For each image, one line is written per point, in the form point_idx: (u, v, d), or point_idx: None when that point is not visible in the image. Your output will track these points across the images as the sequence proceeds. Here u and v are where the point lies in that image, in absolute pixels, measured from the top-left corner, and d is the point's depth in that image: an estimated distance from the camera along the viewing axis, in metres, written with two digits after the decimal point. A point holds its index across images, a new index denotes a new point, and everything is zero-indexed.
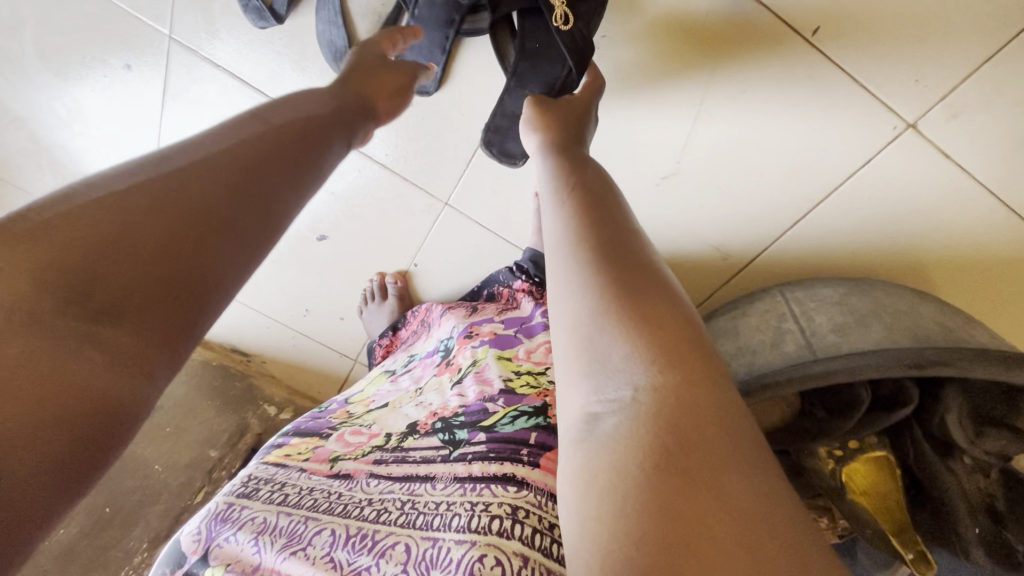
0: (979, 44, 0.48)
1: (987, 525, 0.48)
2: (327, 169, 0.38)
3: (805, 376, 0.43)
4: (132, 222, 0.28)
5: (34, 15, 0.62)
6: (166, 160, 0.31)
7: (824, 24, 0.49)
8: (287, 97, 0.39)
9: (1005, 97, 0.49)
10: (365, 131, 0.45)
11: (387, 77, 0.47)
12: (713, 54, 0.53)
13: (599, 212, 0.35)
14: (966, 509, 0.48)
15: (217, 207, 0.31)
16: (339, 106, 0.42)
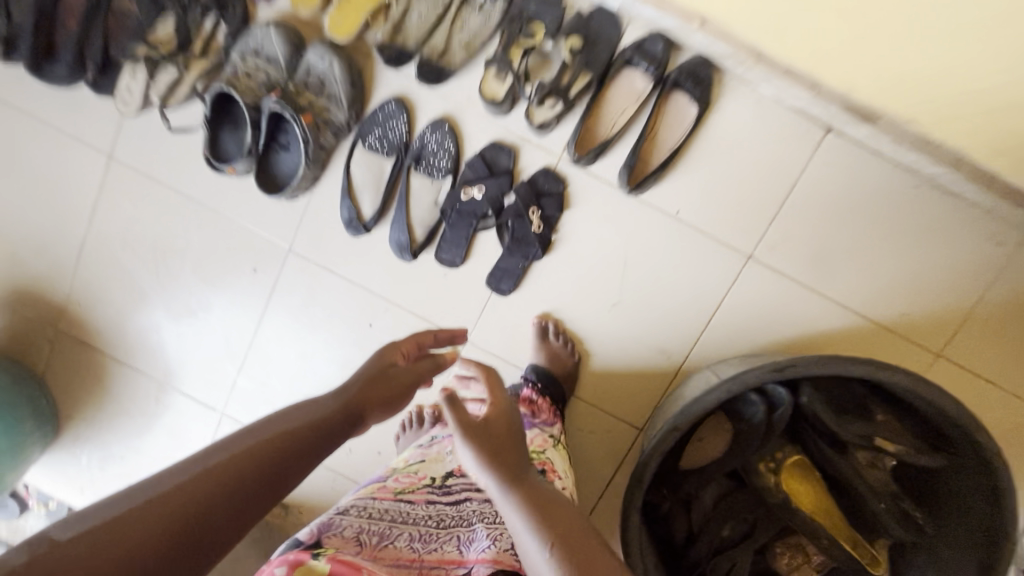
0: (767, 211, 0.86)
1: (887, 498, 0.68)
2: (305, 474, 0.44)
3: (717, 387, 0.66)
4: (123, 532, 0.34)
5: (200, 244, 0.97)
6: (187, 464, 0.39)
7: (682, 209, 0.88)
8: (304, 401, 0.47)
9: (791, 236, 0.86)
10: (365, 426, 0.50)
11: (403, 374, 0.52)
12: (627, 230, 0.90)
13: (572, 538, 0.45)
14: (868, 487, 0.68)
15: (203, 517, 0.37)
16: (345, 406, 0.48)
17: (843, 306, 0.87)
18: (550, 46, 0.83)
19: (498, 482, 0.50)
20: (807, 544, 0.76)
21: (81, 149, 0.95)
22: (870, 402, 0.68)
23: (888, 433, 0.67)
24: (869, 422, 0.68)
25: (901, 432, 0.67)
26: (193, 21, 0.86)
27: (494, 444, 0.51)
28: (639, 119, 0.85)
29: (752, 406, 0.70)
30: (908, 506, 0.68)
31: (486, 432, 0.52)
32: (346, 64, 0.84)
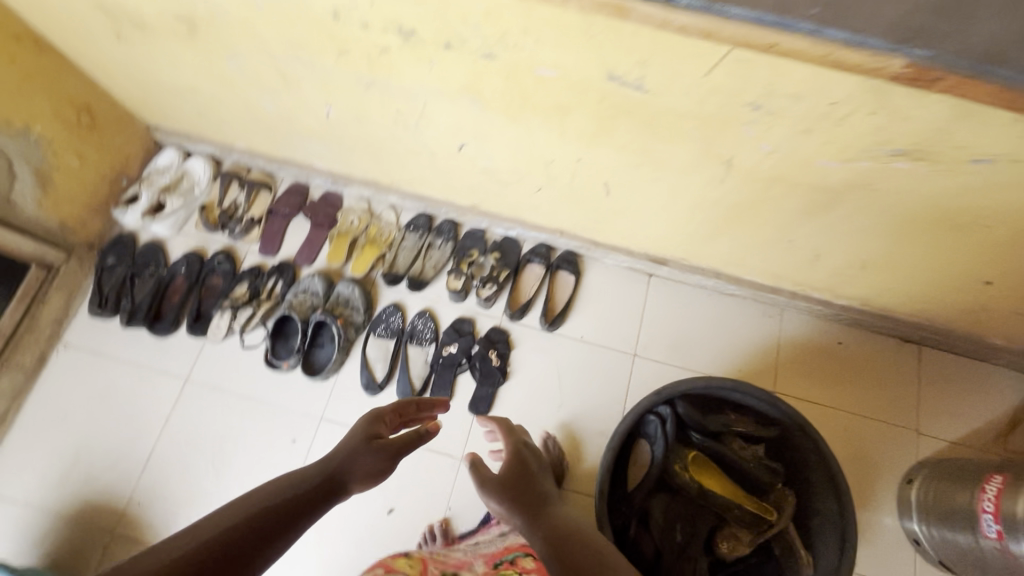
0: (632, 325, 1.39)
1: (752, 462, 1.08)
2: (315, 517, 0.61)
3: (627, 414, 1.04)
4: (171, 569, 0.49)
5: (251, 429, 1.29)
6: (216, 520, 0.54)
7: (584, 334, 1.38)
8: (320, 464, 0.67)
9: (652, 337, 1.39)
10: (365, 481, 0.70)
11: (398, 441, 0.74)
12: (554, 354, 1.36)
13: None
14: (739, 459, 1.07)
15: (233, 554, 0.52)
16: (345, 462, 0.69)
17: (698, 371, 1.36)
18: (482, 259, 1.41)
19: (524, 515, 0.74)
20: (733, 526, 1.05)
21: (162, 377, 1.32)
22: (716, 405, 1.11)
23: (733, 420, 1.09)
24: (721, 417, 1.10)
25: (740, 418, 1.09)
26: (261, 283, 1.39)
27: None
28: (543, 288, 1.41)
29: (655, 425, 1.08)
30: (765, 464, 1.08)
31: (513, 480, 0.80)
32: (362, 288, 1.37)
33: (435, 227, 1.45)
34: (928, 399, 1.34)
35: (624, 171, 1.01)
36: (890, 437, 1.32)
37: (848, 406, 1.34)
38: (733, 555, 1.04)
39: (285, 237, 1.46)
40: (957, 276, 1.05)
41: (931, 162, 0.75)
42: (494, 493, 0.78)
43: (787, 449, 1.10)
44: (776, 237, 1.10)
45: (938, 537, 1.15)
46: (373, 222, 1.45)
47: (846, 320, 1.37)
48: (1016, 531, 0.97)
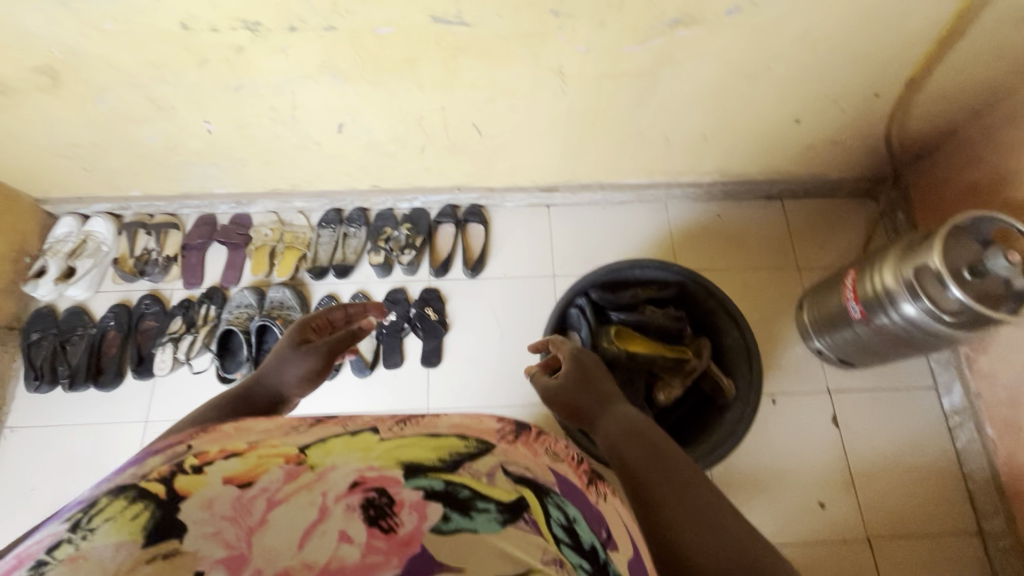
0: (545, 251, 1.55)
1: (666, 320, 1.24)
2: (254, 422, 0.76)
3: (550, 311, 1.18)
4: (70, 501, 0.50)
5: None
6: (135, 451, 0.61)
7: (506, 271, 1.52)
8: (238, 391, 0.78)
9: (564, 256, 1.55)
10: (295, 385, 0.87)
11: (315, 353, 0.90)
12: (484, 296, 1.49)
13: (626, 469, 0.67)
14: (654, 320, 1.24)
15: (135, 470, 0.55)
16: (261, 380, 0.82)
17: None
18: (396, 233, 1.52)
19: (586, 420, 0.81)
20: (665, 377, 1.23)
21: (122, 427, 1.35)
22: (624, 284, 1.27)
23: (640, 290, 1.25)
24: (630, 292, 1.26)
25: (646, 287, 1.26)
26: (195, 313, 1.44)
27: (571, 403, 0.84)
28: (458, 243, 1.54)
29: (577, 315, 1.24)
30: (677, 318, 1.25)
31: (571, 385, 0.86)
32: (293, 288, 1.46)
33: (346, 218, 1.55)
34: (800, 239, 1.58)
35: (485, 108, 1.17)
36: (780, 279, 1.54)
37: (741, 264, 1.55)
38: (671, 399, 1.21)
39: (206, 267, 1.52)
40: (774, 123, 1.27)
41: (701, 24, 0.95)
42: (563, 399, 0.86)
43: (693, 304, 1.29)
44: (629, 133, 1.29)
45: (832, 343, 1.38)
46: (287, 230, 1.54)
47: (718, 195, 1.59)
48: (871, 305, 1.20)
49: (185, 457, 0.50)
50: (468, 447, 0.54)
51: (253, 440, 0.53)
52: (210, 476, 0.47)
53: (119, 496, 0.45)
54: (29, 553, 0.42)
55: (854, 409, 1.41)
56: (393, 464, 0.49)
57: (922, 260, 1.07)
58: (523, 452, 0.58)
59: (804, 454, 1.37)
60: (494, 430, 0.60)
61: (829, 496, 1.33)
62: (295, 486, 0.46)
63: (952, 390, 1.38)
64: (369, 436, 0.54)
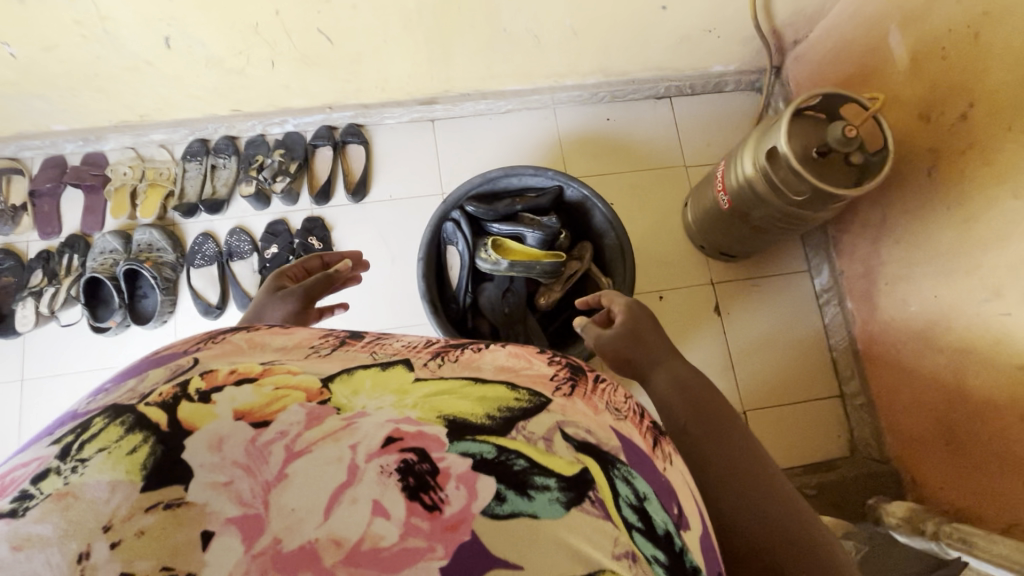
0: (432, 170, 1.50)
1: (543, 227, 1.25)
2: None
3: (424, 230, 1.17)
4: None
5: None
6: None
7: (392, 193, 1.47)
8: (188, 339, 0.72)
9: (452, 174, 1.51)
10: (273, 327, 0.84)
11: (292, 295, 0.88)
12: (373, 221, 1.45)
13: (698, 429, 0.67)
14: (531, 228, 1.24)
15: None
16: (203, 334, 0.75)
17: None
18: (269, 161, 1.43)
19: (639, 369, 0.79)
20: (547, 283, 1.26)
21: None
22: (503, 195, 1.26)
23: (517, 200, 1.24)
24: (508, 201, 1.25)
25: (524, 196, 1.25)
26: (57, 265, 1.34)
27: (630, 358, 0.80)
28: (338, 167, 1.47)
29: (454, 228, 1.24)
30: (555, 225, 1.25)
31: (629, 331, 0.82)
32: (161, 229, 1.37)
33: (212, 149, 1.44)
34: (688, 137, 1.58)
35: (324, 10, 1.07)
36: (668, 179, 1.55)
37: (630, 167, 1.55)
38: (552, 304, 1.25)
39: (64, 216, 1.40)
40: (641, 11, 1.22)
41: None
42: (612, 349, 0.83)
43: (575, 206, 1.30)
44: (492, 32, 1.22)
45: (708, 237, 1.43)
46: (148, 166, 1.42)
47: (605, 98, 1.55)
48: (736, 195, 1.24)
49: (193, 375, 0.45)
50: (522, 403, 0.49)
51: (270, 363, 0.48)
52: (217, 407, 0.42)
53: (114, 421, 0.40)
54: (13, 480, 0.37)
55: (735, 297, 1.49)
56: (437, 418, 0.44)
57: (772, 144, 1.10)
58: (582, 409, 0.52)
59: (689, 343, 1.45)
60: (546, 378, 0.54)
61: (710, 378, 1.43)
62: (320, 433, 0.41)
63: (821, 270, 1.47)
64: (404, 371, 0.49)
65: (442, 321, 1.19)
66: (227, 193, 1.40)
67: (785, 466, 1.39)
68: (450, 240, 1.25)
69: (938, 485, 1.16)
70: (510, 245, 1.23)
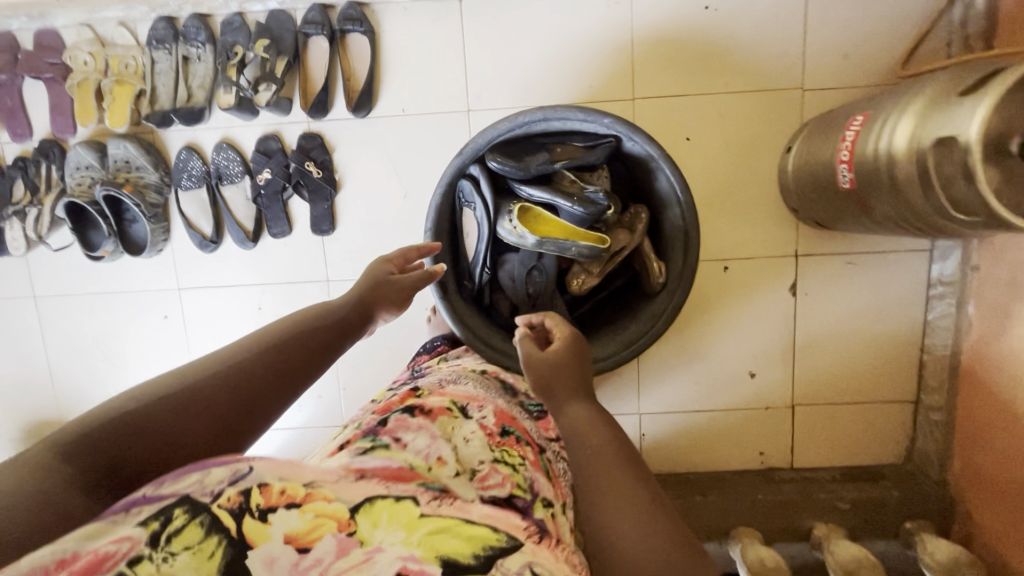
0: (457, 75, 1.15)
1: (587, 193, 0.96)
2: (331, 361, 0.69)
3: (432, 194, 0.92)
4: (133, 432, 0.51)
5: (118, 320, 1.27)
6: (230, 361, 0.58)
7: (405, 106, 1.16)
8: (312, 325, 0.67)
9: (483, 82, 1.15)
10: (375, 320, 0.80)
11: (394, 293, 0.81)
12: (382, 141, 1.18)
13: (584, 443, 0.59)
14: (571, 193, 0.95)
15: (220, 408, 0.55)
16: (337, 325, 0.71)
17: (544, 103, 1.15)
18: (251, 56, 1.13)
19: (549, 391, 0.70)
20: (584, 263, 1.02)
21: (12, 303, 1.28)
22: (539, 146, 0.96)
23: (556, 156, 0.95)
24: (544, 154, 0.95)
25: (566, 152, 0.95)
26: (36, 174, 1.20)
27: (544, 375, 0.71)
28: (337, 65, 1.15)
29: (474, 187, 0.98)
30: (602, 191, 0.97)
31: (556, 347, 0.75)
32: (137, 142, 1.16)
33: (182, 32, 1.14)
34: (817, 43, 1.11)
35: None
36: (774, 106, 1.14)
37: (725, 85, 1.13)
38: (587, 288, 1.02)
39: (31, 112, 1.20)
40: None
41: None
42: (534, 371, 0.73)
43: (636, 162, 0.98)
44: None
45: (806, 203, 1.09)
46: (111, 54, 1.15)
47: None
48: (865, 175, 0.87)
49: (255, 483, 0.42)
50: (502, 541, 0.45)
51: (314, 482, 0.44)
52: (272, 526, 0.40)
53: (192, 518, 0.39)
54: (105, 554, 0.36)
55: (821, 275, 1.19)
56: (434, 557, 0.41)
57: (950, 129, 0.71)
58: (547, 555, 0.47)
59: (747, 323, 1.22)
60: (520, 524, 0.50)
61: (762, 365, 1.23)
62: (347, 564, 0.40)
63: (947, 258, 1.13)
64: (412, 505, 0.45)
65: (456, 301, 1.01)
66: (206, 99, 1.15)
67: (821, 466, 1.26)
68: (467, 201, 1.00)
69: (998, 539, 1.02)
70: (542, 215, 0.97)
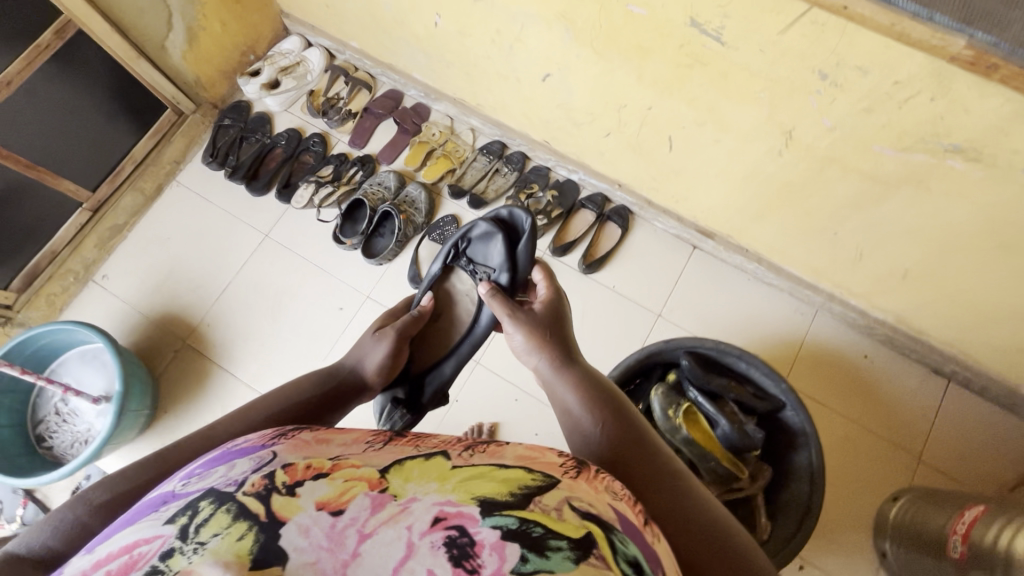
0: (662, 291, 1.47)
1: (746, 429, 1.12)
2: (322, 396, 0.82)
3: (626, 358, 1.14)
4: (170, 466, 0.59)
5: (304, 288, 1.49)
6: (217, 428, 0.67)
7: (616, 287, 1.47)
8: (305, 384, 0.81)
9: (677, 306, 1.45)
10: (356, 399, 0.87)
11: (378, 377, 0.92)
12: (584, 298, 1.47)
13: (570, 374, 0.79)
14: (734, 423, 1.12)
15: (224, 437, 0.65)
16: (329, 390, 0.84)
17: None
18: (541, 194, 1.52)
19: (537, 344, 0.84)
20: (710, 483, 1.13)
21: (248, 230, 1.54)
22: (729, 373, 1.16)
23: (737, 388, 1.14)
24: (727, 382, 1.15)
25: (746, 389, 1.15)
26: (345, 170, 1.56)
27: (525, 317, 0.86)
28: (589, 235, 1.50)
29: (493, 247, 1.03)
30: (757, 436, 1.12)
31: (546, 313, 0.88)
32: (428, 194, 1.52)
33: (506, 156, 1.56)
34: (941, 433, 1.33)
35: (690, 127, 1.07)
36: (889, 457, 1.32)
37: (857, 418, 1.36)
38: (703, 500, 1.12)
39: (373, 135, 1.62)
40: (996, 307, 1.04)
41: (986, 165, 0.77)
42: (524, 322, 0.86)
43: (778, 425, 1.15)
44: (823, 227, 1.13)
45: (903, 556, 1.19)
46: (453, 139, 1.58)
47: (879, 337, 1.37)
48: (978, 555, 1.01)
49: (278, 467, 0.47)
50: (537, 482, 0.47)
51: (336, 458, 0.50)
52: (302, 499, 0.43)
53: (219, 508, 0.41)
54: (140, 556, 0.39)
55: None
56: (469, 499, 0.43)
57: None
58: (583, 488, 0.49)
59: None
60: (557, 464, 0.52)
61: None
62: (381, 517, 0.41)
63: None
64: (442, 461, 0.50)
65: None
66: (492, 199, 1.51)
67: None
68: (475, 268, 1.05)
69: None
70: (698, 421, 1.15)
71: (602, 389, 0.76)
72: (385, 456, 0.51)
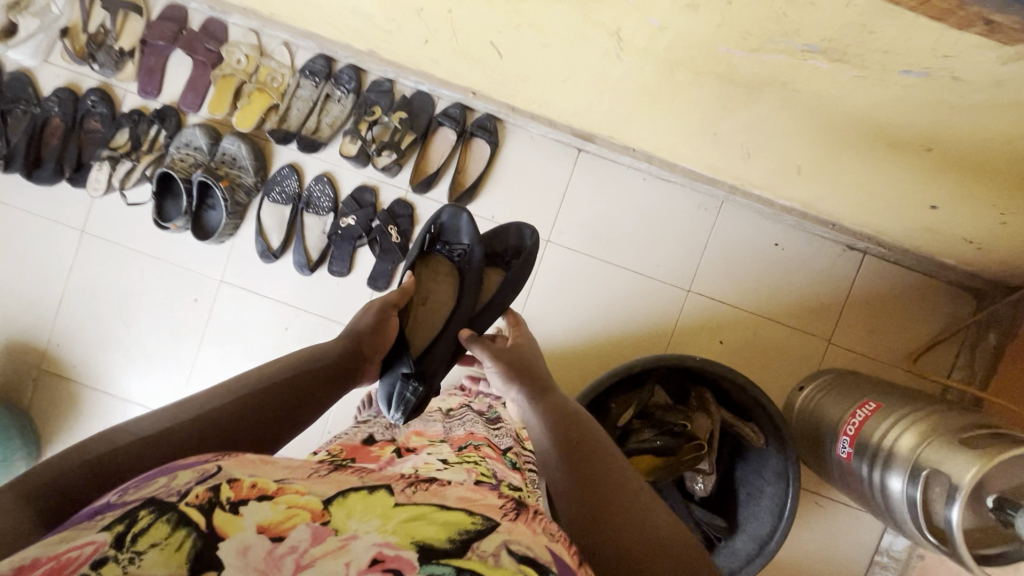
0: (550, 209, 1.28)
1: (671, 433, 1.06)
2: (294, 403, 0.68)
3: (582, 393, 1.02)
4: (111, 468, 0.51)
5: (147, 286, 1.30)
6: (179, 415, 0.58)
7: (497, 215, 1.28)
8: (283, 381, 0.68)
9: (571, 224, 1.28)
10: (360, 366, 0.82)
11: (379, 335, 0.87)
12: None
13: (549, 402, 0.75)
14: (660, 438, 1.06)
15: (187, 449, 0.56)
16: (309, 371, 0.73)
17: (614, 264, 1.28)
18: (386, 119, 1.23)
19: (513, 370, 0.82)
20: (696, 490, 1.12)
21: (59, 229, 1.30)
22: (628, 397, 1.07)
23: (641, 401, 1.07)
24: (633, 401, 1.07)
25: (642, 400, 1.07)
26: (142, 131, 1.26)
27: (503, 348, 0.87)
28: (454, 157, 1.26)
29: (463, 223, 1.04)
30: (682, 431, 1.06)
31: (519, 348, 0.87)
32: (251, 145, 1.24)
33: (334, 75, 1.25)
34: (851, 311, 1.26)
35: (507, 32, 0.80)
36: (798, 345, 1.28)
37: (766, 312, 1.27)
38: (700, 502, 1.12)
39: (166, 76, 1.27)
40: (899, 196, 0.88)
41: (855, 66, 0.55)
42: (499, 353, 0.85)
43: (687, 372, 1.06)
44: (699, 129, 0.91)
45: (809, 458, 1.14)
46: (264, 63, 1.24)
47: (789, 222, 1.23)
48: (864, 456, 0.99)
49: (223, 480, 0.44)
50: (478, 526, 0.45)
51: (283, 479, 0.47)
52: (245, 519, 0.42)
53: (159, 518, 0.40)
54: (69, 561, 0.37)
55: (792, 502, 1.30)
56: (408, 543, 0.42)
57: (944, 468, 0.81)
58: (523, 530, 0.46)
59: None
60: (495, 506, 0.51)
61: None
62: (321, 550, 0.41)
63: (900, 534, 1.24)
64: (386, 495, 0.47)
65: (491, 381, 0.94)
66: (330, 136, 1.24)
67: None
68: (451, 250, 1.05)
69: None
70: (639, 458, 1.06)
71: (578, 421, 0.71)
72: (330, 484, 0.48)
